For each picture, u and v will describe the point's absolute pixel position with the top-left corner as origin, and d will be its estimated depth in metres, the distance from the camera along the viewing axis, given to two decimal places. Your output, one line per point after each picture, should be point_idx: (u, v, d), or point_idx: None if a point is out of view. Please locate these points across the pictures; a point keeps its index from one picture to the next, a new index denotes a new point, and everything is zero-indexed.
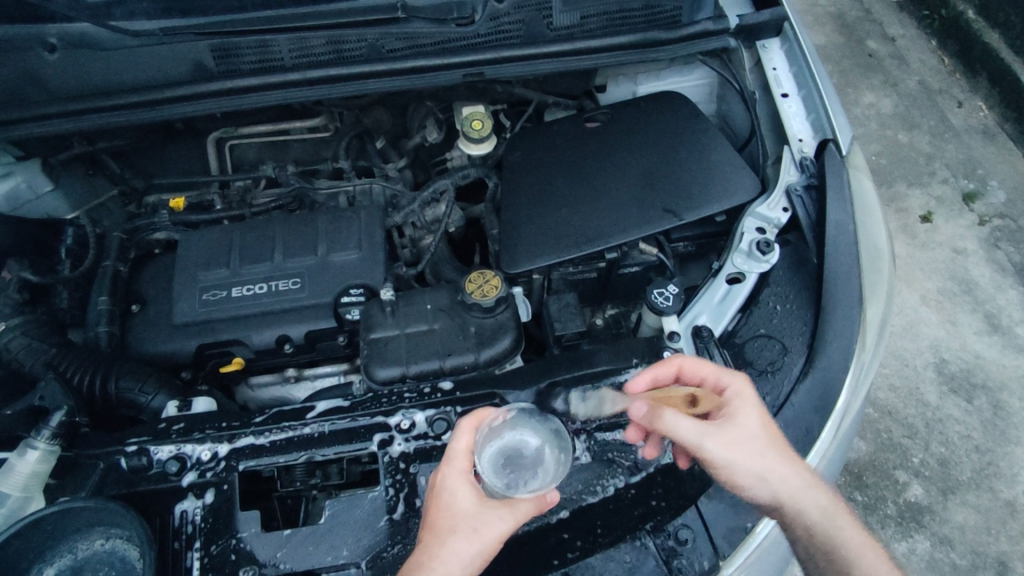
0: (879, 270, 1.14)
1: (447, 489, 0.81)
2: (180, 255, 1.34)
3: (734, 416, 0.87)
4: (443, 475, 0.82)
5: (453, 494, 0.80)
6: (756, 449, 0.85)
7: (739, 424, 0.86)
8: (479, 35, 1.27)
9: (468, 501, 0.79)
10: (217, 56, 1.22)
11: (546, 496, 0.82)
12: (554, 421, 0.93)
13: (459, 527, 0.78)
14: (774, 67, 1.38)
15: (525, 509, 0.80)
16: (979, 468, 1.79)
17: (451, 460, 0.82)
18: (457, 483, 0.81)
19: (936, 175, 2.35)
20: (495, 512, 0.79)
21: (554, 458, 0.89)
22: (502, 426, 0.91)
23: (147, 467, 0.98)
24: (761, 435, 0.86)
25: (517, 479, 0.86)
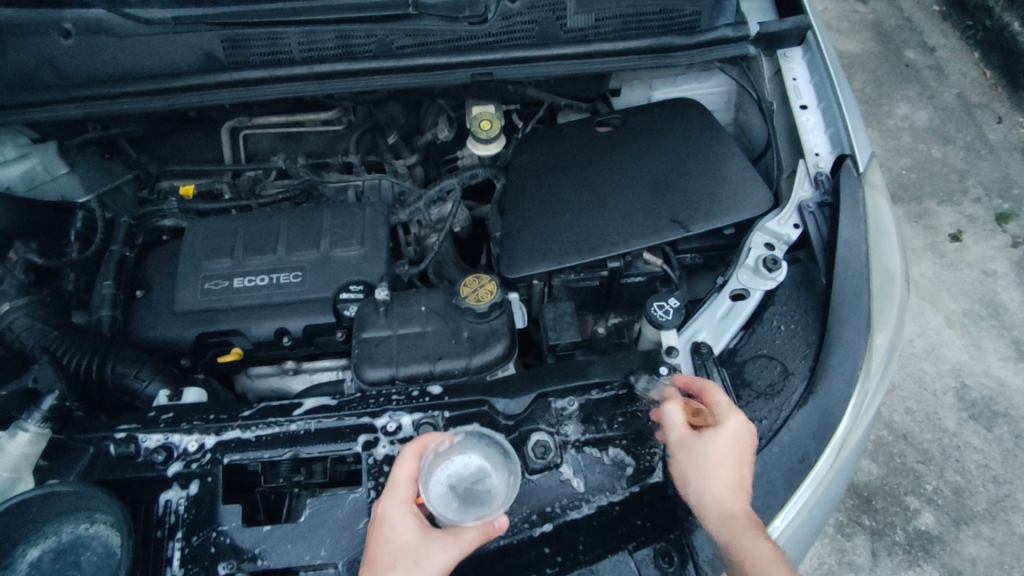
0: (891, 294, 1.09)
1: (388, 521, 0.83)
2: (186, 243, 1.35)
3: (713, 442, 0.86)
4: (383, 505, 0.84)
5: (394, 527, 0.83)
6: (719, 482, 0.85)
7: (710, 453, 0.86)
8: (491, 35, 1.25)
9: (410, 533, 0.82)
10: (226, 47, 1.22)
11: (493, 522, 0.84)
12: (502, 442, 0.92)
13: (399, 561, 0.80)
14: (794, 77, 1.33)
15: (470, 537, 0.83)
16: (996, 500, 1.72)
17: (392, 490, 0.85)
18: (398, 515, 0.83)
19: (969, 192, 2.26)
20: (437, 543, 0.82)
21: (503, 481, 0.89)
22: (450, 450, 0.90)
23: (135, 454, 0.99)
24: (733, 475, 0.85)
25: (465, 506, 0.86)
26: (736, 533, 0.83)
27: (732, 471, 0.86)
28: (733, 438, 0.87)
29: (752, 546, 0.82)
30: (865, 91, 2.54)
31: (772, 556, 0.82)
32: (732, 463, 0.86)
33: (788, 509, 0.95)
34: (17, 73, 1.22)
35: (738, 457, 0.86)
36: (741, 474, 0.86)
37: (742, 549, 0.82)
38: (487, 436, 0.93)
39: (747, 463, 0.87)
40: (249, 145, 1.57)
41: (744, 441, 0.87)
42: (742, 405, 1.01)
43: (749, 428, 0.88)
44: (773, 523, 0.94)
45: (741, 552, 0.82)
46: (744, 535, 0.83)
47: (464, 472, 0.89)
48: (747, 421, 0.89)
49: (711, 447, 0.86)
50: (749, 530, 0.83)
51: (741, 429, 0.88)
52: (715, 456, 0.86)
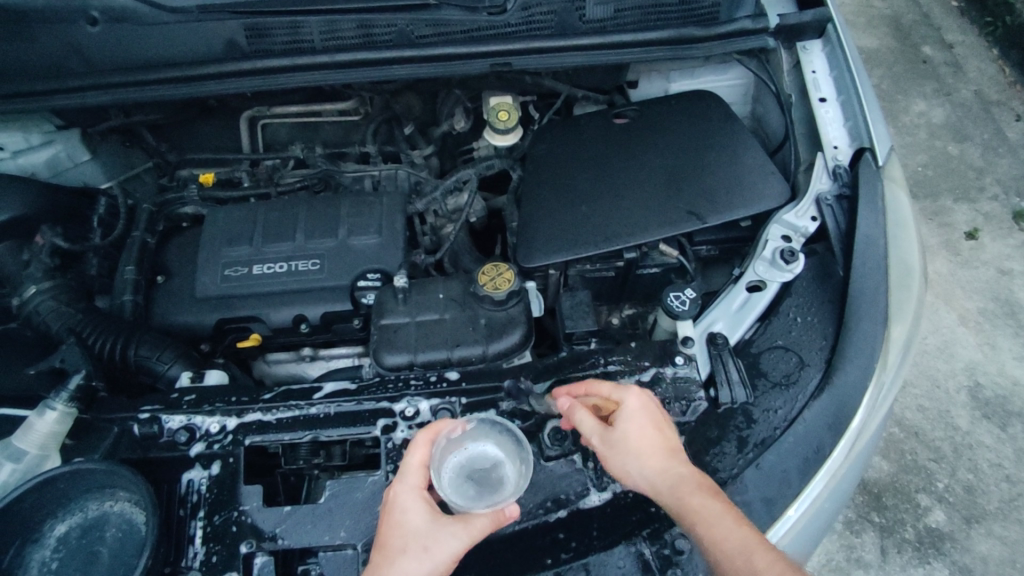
0: (908, 287, 1.09)
1: (398, 507, 0.84)
2: (206, 231, 1.37)
3: (625, 425, 0.90)
4: (395, 492, 0.86)
5: (404, 512, 0.84)
6: (648, 455, 0.87)
7: (627, 436, 0.89)
8: (510, 25, 1.25)
9: (420, 519, 0.83)
10: (248, 34, 1.23)
11: (503, 510, 0.84)
12: (516, 431, 0.94)
13: (410, 546, 0.82)
14: (814, 70, 1.33)
15: (480, 525, 0.83)
16: (1007, 499, 1.71)
17: (404, 476, 0.86)
18: (408, 500, 0.85)
19: (986, 190, 2.24)
20: (448, 529, 0.83)
21: (515, 471, 0.90)
22: (462, 438, 0.93)
23: (158, 435, 1.01)
24: (658, 444, 0.88)
25: (477, 494, 0.88)
26: (679, 496, 0.83)
27: (659, 440, 0.89)
28: (637, 411, 0.90)
29: (701, 504, 0.82)
30: (882, 87, 2.52)
31: (723, 509, 0.82)
32: (652, 435, 0.89)
33: (801, 499, 0.95)
34: (43, 60, 1.24)
35: (654, 427, 0.90)
36: (666, 440, 0.89)
37: (691, 509, 0.82)
38: (504, 426, 0.94)
39: (665, 427, 0.91)
40: (267, 134, 1.60)
41: (651, 410, 0.91)
42: (757, 396, 1.01)
43: (646, 398, 0.92)
44: (786, 513, 0.94)
45: (690, 511, 0.82)
46: (691, 495, 0.83)
47: (474, 461, 0.91)
48: (643, 391, 0.93)
49: (626, 427, 0.90)
50: (692, 491, 0.83)
51: (640, 401, 0.92)
52: (633, 434, 0.89)
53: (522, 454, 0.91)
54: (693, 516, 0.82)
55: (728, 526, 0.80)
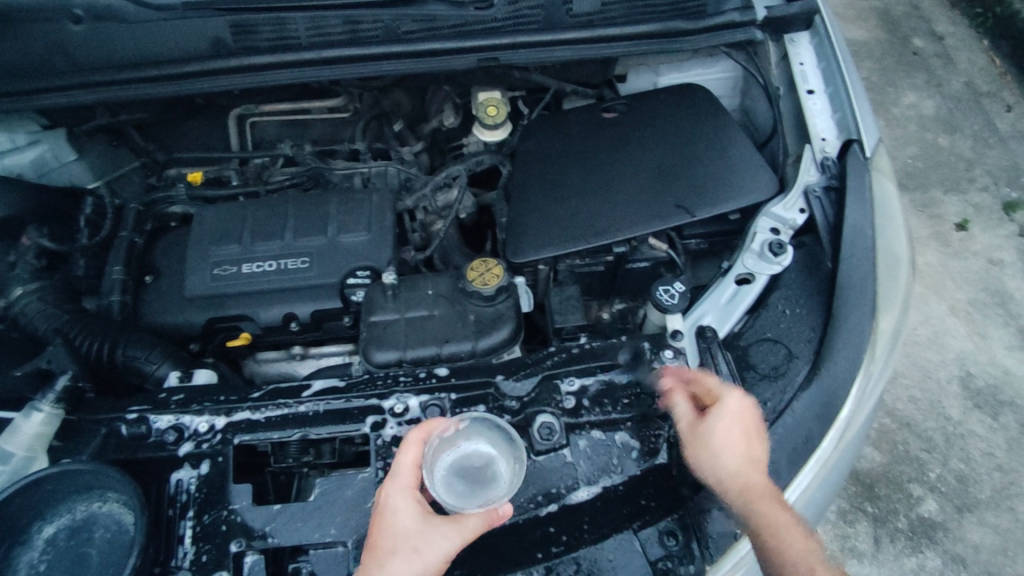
0: (896, 278, 1.09)
1: (390, 508, 0.83)
2: (195, 230, 1.36)
3: (718, 421, 0.86)
4: (387, 492, 0.85)
5: (396, 513, 0.83)
6: (727, 455, 0.84)
7: (714, 434, 0.85)
8: (497, 20, 1.25)
9: (411, 520, 0.82)
10: (234, 31, 1.22)
11: (497, 510, 0.84)
12: (510, 430, 0.94)
13: (400, 547, 0.80)
14: (801, 62, 1.33)
15: (472, 525, 0.82)
16: (999, 488, 1.72)
17: (396, 476, 0.85)
18: (400, 500, 0.84)
19: (977, 181, 2.25)
20: (439, 530, 0.81)
21: (508, 470, 0.90)
22: (455, 437, 0.92)
23: (146, 435, 1.00)
24: (743, 446, 0.85)
25: (470, 493, 0.88)
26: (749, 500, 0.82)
27: (742, 444, 0.85)
28: (735, 413, 0.86)
29: (772, 514, 0.81)
30: (872, 79, 2.52)
31: (791, 519, 0.82)
32: (739, 436, 0.85)
33: (792, 490, 0.95)
34: (27, 59, 1.22)
35: (745, 431, 0.85)
36: (751, 449, 0.85)
37: (762, 517, 0.82)
38: (497, 425, 0.95)
39: (755, 438, 0.86)
40: (256, 133, 1.60)
41: (748, 416, 0.87)
42: (746, 388, 1.02)
43: (749, 402, 0.88)
44: None
45: (760, 519, 0.81)
46: (764, 502, 0.82)
47: (468, 460, 0.91)
48: (746, 396, 0.89)
49: (716, 425, 0.86)
50: (766, 500, 0.82)
51: (741, 406, 0.87)
52: (720, 433, 0.85)
53: (515, 455, 0.92)
54: (761, 521, 0.82)
55: (795, 541, 0.81)
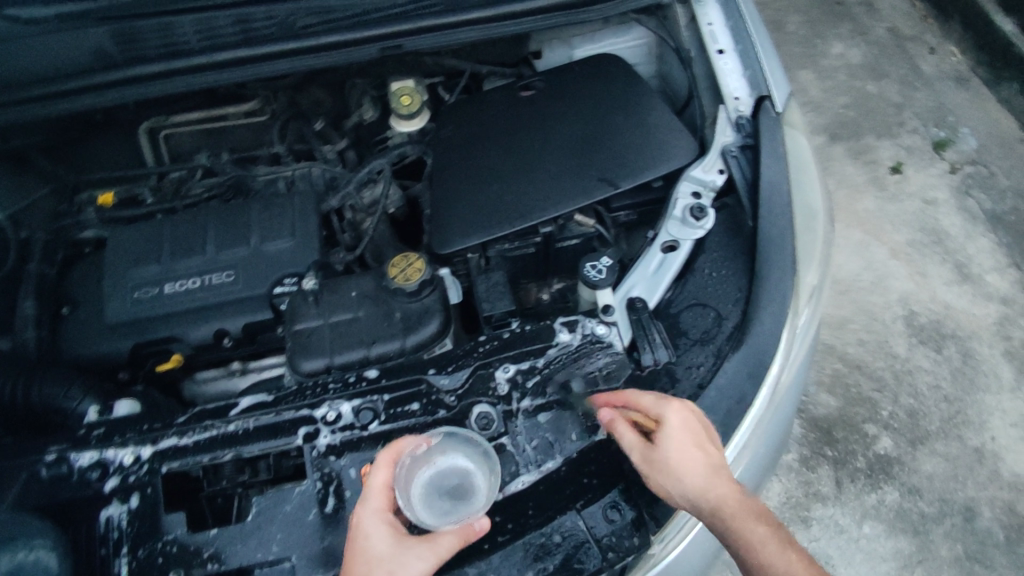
0: (814, 229, 1.10)
1: (362, 533, 0.83)
2: (110, 254, 1.30)
3: (668, 445, 0.86)
4: (358, 517, 0.84)
5: (368, 537, 0.82)
6: (690, 474, 0.85)
7: (669, 456, 0.86)
8: (398, 6, 1.19)
9: (384, 544, 0.82)
10: (117, 41, 1.15)
11: (472, 526, 0.84)
12: (483, 442, 0.92)
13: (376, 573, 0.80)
14: (709, 22, 1.31)
15: (447, 543, 0.83)
16: (948, 418, 1.79)
17: (367, 500, 0.85)
18: (373, 525, 0.83)
19: (906, 125, 2.30)
20: (413, 552, 0.82)
21: (485, 483, 0.88)
22: (430, 453, 0.90)
23: (69, 475, 0.96)
24: (698, 459, 0.86)
25: (450, 509, 0.87)
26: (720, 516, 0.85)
27: (701, 455, 0.87)
28: (679, 432, 0.87)
29: (750, 528, 0.84)
30: (800, 33, 2.56)
31: (768, 532, 0.84)
32: (693, 449, 0.87)
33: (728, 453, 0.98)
34: None
35: (695, 442, 0.87)
36: (708, 457, 0.87)
37: (742, 534, 0.84)
38: (472, 437, 0.92)
39: (708, 444, 0.88)
40: (171, 145, 1.52)
41: (692, 425, 0.88)
42: (679, 354, 1.03)
43: (688, 410, 0.89)
44: None
45: (737, 536, 0.84)
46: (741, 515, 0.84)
47: (446, 475, 0.89)
48: (683, 404, 0.89)
49: (670, 447, 0.86)
50: (744, 513, 0.85)
51: (684, 418, 0.88)
52: (678, 455, 0.86)
53: (488, 465, 0.90)
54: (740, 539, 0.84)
55: (776, 551, 0.83)
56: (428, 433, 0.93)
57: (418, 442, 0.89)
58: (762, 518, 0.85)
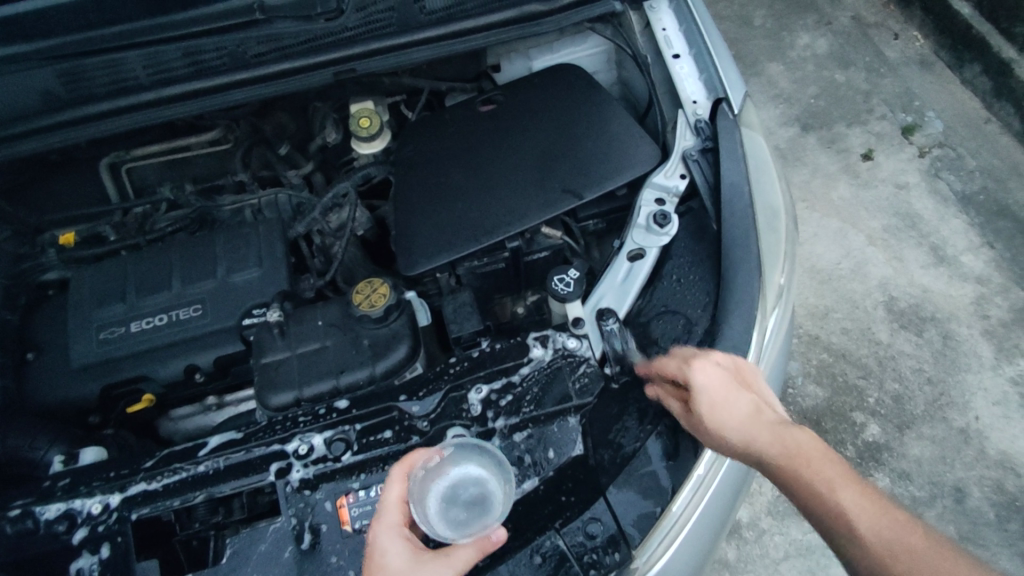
0: (776, 229, 1.11)
1: (378, 550, 0.80)
2: (74, 295, 1.28)
3: (699, 404, 0.89)
4: (374, 533, 0.82)
5: (385, 554, 0.80)
6: (733, 428, 0.87)
7: (704, 416, 0.89)
8: (348, 28, 1.17)
9: (401, 560, 0.79)
10: (63, 81, 1.13)
11: (489, 537, 0.82)
12: (497, 453, 0.90)
13: None
14: (663, 27, 1.32)
15: (465, 556, 0.80)
16: (933, 400, 1.80)
17: (382, 515, 0.83)
18: (389, 541, 0.81)
19: (875, 111, 2.32)
20: (431, 567, 0.79)
21: (500, 493, 0.86)
22: (442, 464, 0.88)
23: (35, 529, 0.94)
24: (732, 409, 0.88)
25: (466, 520, 0.85)
26: (783, 470, 0.83)
27: (743, 405, 0.88)
28: (706, 391, 0.89)
29: (795, 471, 0.82)
30: (765, 27, 2.58)
31: (820, 474, 0.81)
32: (724, 404, 0.88)
33: (706, 454, 0.97)
34: None
35: (724, 395, 0.88)
36: (741, 410, 0.88)
37: (792, 479, 0.82)
38: (485, 448, 0.90)
39: (740, 394, 0.89)
40: (136, 179, 1.49)
41: (720, 382, 0.89)
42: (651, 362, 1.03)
43: (712, 368, 0.90)
44: (693, 471, 0.96)
45: (790, 484, 0.82)
46: (800, 464, 0.82)
47: (461, 486, 0.86)
48: (708, 363, 0.91)
49: (703, 406, 0.89)
50: (796, 463, 0.83)
51: (708, 376, 0.90)
52: (712, 413, 0.88)
53: (502, 475, 0.88)
54: (809, 494, 0.81)
55: (831, 489, 0.80)
56: (441, 444, 0.91)
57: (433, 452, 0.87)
58: (811, 461, 0.83)
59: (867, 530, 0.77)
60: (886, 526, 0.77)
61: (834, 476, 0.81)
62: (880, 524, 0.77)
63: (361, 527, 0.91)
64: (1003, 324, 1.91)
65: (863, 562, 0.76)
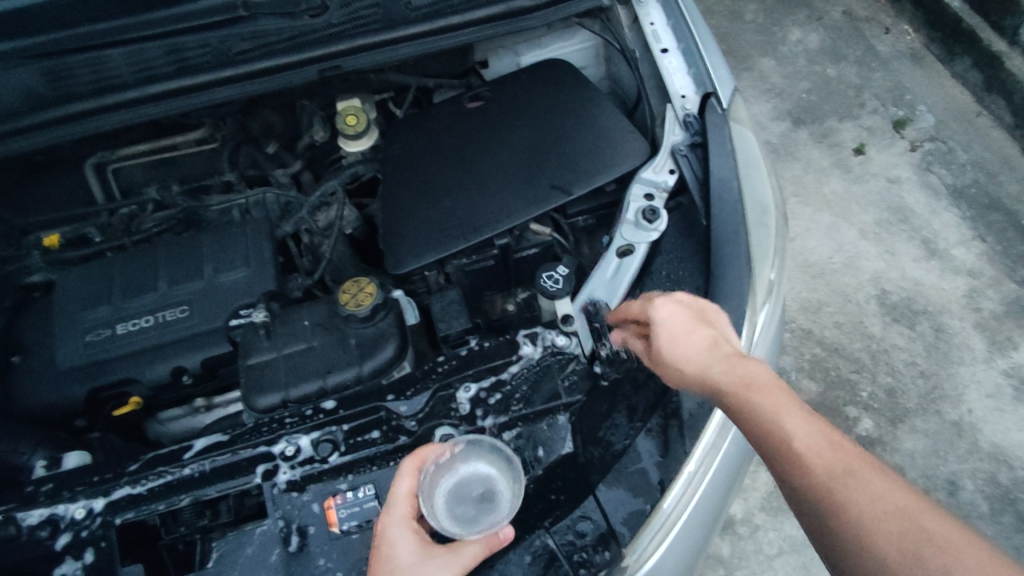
0: (766, 224, 1.11)
1: (387, 540, 0.81)
2: (58, 298, 1.26)
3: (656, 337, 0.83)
4: (383, 524, 0.83)
5: (394, 545, 0.81)
6: (689, 362, 0.79)
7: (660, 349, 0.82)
8: (332, 24, 1.16)
9: (410, 553, 0.80)
10: (45, 80, 1.11)
11: (497, 534, 0.83)
12: (508, 449, 0.87)
13: None
14: (651, 22, 1.31)
15: (472, 552, 0.82)
16: (925, 394, 1.81)
17: (392, 507, 0.83)
18: (397, 532, 0.81)
19: (866, 106, 2.32)
20: (439, 561, 0.80)
21: (510, 490, 0.84)
22: (452, 460, 0.87)
23: (17, 535, 0.92)
24: (691, 344, 0.80)
25: (475, 517, 0.83)
26: (735, 400, 0.74)
27: (701, 340, 0.80)
28: (663, 323, 0.82)
29: (752, 407, 0.73)
30: (757, 22, 2.58)
31: (784, 411, 0.72)
32: (682, 337, 0.81)
33: (696, 452, 0.96)
34: None
35: (684, 329, 0.81)
36: (700, 345, 0.80)
37: (749, 416, 0.73)
38: (496, 445, 0.88)
39: (701, 330, 0.81)
40: (121, 179, 1.47)
41: (679, 316, 0.82)
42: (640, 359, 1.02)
43: (675, 303, 0.84)
44: (684, 470, 0.95)
45: (745, 421, 0.73)
46: (757, 395, 0.73)
47: (470, 482, 0.85)
48: (671, 299, 0.84)
49: (661, 339, 0.82)
50: (754, 396, 0.74)
51: (668, 310, 0.83)
52: (669, 346, 0.81)
53: (511, 471, 0.86)
54: (766, 433, 0.71)
55: (791, 429, 0.71)
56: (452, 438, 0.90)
57: (443, 448, 0.86)
58: (774, 399, 0.73)
59: (824, 470, 0.68)
60: (860, 482, 0.67)
61: (802, 418, 0.71)
62: (837, 463, 0.68)
63: (349, 528, 0.90)
64: (995, 317, 1.91)
65: (821, 512, 0.67)
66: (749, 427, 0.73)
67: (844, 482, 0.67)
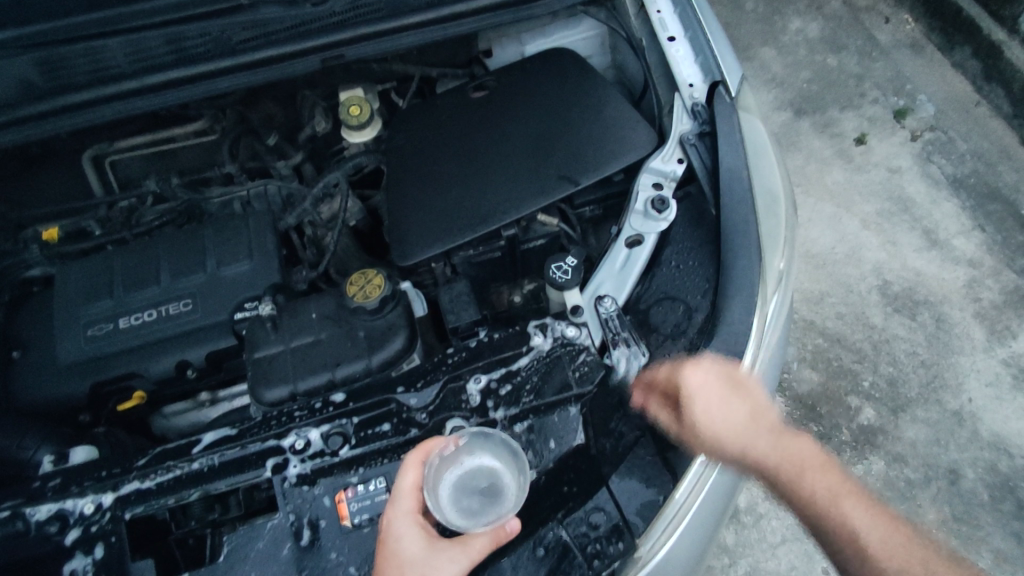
0: (776, 214, 1.10)
1: (392, 536, 0.81)
2: (60, 291, 1.25)
3: (693, 411, 0.91)
4: (388, 519, 0.82)
5: (399, 540, 0.80)
6: (733, 431, 0.90)
7: (698, 421, 0.90)
8: (335, 13, 1.14)
9: (416, 547, 0.80)
10: (41, 69, 1.09)
11: (504, 527, 0.82)
12: (513, 442, 0.87)
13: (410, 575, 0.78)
14: (659, 10, 1.29)
15: (480, 544, 0.81)
16: (926, 383, 1.81)
17: (397, 501, 0.82)
18: (404, 527, 0.81)
19: (867, 95, 2.31)
20: (446, 554, 0.80)
21: (514, 484, 0.85)
22: (457, 453, 0.87)
23: (25, 531, 0.92)
24: (730, 412, 0.91)
25: (480, 510, 0.84)
26: (780, 474, 0.89)
27: (740, 408, 0.92)
28: (701, 392, 0.91)
29: (790, 470, 0.89)
30: (758, 11, 2.56)
31: (813, 469, 0.90)
32: (720, 405, 0.91)
33: None
34: None
35: (720, 396, 0.92)
36: (738, 412, 0.92)
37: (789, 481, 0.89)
38: (501, 438, 0.88)
39: (734, 395, 0.92)
40: (120, 172, 1.46)
41: (716, 381, 0.92)
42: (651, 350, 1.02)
43: (708, 370, 0.92)
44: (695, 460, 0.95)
45: (786, 486, 0.89)
46: (795, 468, 0.89)
47: (475, 476, 0.86)
48: (701, 364, 0.93)
49: (701, 408, 0.90)
50: (788, 464, 0.90)
51: (702, 378, 0.92)
52: (708, 416, 0.91)
53: (515, 465, 0.86)
54: (803, 497, 0.88)
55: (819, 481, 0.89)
56: (456, 431, 0.90)
57: (447, 440, 0.86)
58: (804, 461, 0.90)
59: (850, 521, 0.86)
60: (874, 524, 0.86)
61: (825, 472, 0.90)
62: (837, 496, 0.88)
63: (360, 522, 0.89)
64: (995, 307, 1.91)
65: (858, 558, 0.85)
66: (795, 496, 0.89)
67: (871, 534, 0.86)
